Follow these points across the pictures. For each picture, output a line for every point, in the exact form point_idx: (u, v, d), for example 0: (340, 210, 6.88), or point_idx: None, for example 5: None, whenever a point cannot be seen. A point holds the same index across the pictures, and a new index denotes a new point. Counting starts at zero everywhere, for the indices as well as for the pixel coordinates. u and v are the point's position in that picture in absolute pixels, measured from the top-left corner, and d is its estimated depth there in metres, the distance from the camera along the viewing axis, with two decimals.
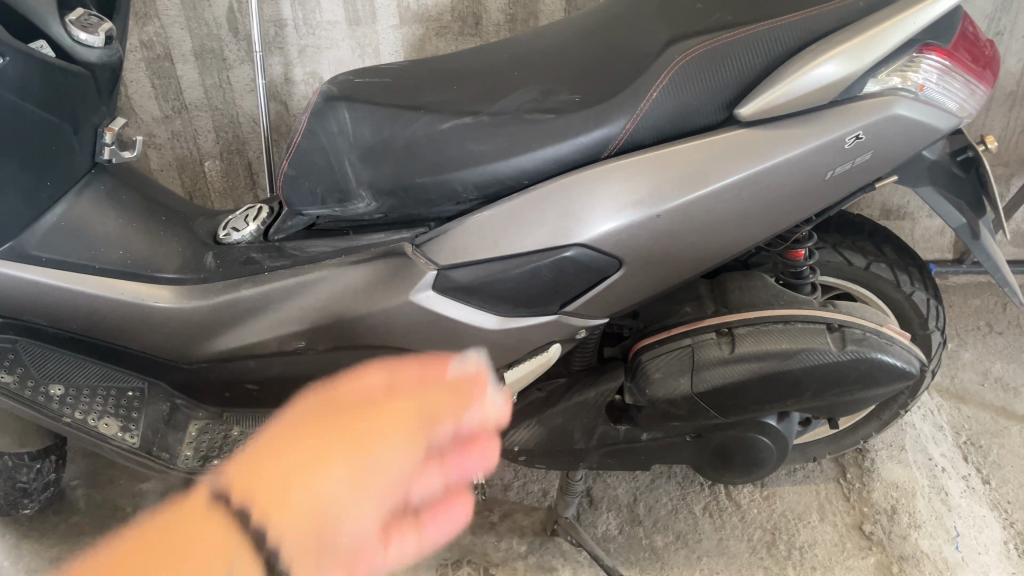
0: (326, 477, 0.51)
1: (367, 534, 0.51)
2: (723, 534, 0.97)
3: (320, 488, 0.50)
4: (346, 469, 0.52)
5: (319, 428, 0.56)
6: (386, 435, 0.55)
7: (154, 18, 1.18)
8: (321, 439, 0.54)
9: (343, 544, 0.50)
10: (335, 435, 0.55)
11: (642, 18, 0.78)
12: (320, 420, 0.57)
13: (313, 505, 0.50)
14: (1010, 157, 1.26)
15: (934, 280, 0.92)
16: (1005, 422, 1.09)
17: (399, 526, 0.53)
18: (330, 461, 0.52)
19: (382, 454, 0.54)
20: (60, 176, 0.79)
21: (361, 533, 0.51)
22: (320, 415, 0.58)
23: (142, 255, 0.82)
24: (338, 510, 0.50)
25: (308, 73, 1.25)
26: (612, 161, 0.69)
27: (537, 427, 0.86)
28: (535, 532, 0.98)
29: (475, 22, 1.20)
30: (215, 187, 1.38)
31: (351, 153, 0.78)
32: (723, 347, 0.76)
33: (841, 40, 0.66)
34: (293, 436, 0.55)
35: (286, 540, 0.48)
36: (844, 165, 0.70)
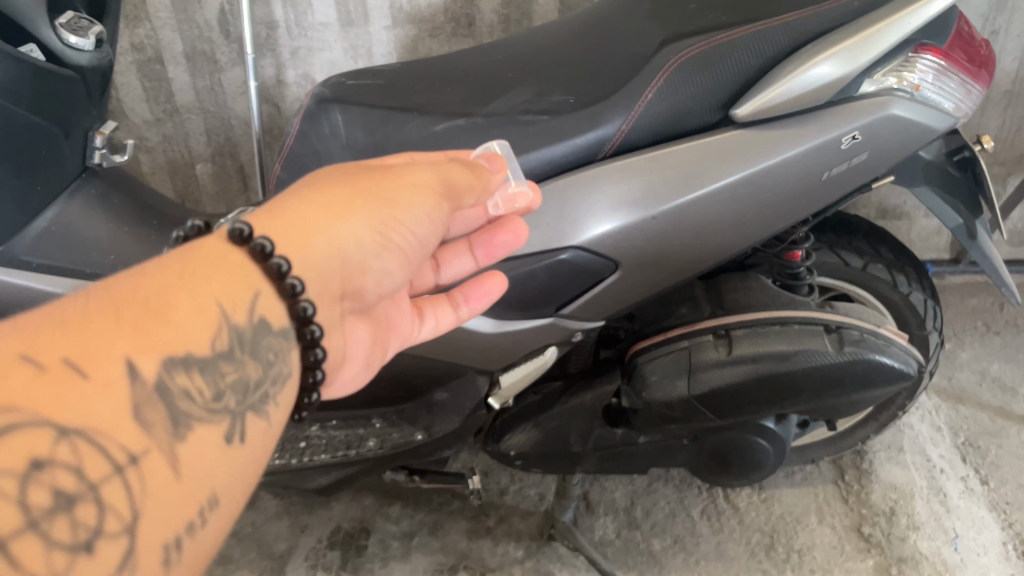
0: (345, 223, 0.48)
1: (357, 353, 0.56)
2: (721, 537, 0.96)
3: (346, 239, 0.48)
4: (377, 219, 0.49)
5: (349, 185, 0.50)
6: (411, 188, 0.51)
7: (144, 20, 1.17)
8: (350, 186, 0.50)
9: (369, 283, 0.51)
10: (360, 182, 0.50)
11: (636, 17, 0.77)
12: (351, 173, 0.51)
13: (337, 250, 0.47)
14: (1006, 156, 1.25)
15: (931, 280, 0.91)
16: (1004, 422, 1.09)
17: (374, 352, 0.58)
18: (358, 207, 0.49)
19: (409, 209, 0.51)
20: (51, 181, 0.77)
21: (352, 357, 0.55)
22: (341, 169, 0.52)
23: (133, 261, 0.81)
24: (362, 270, 0.50)
25: (301, 75, 1.24)
26: (607, 162, 0.69)
27: (533, 430, 0.86)
28: (532, 537, 0.98)
29: (468, 23, 1.19)
30: (208, 190, 1.37)
31: (343, 155, 0.77)
32: (720, 349, 0.75)
33: (836, 40, 0.65)
34: (316, 180, 0.50)
35: (316, 248, 0.46)
36: (840, 166, 0.69)
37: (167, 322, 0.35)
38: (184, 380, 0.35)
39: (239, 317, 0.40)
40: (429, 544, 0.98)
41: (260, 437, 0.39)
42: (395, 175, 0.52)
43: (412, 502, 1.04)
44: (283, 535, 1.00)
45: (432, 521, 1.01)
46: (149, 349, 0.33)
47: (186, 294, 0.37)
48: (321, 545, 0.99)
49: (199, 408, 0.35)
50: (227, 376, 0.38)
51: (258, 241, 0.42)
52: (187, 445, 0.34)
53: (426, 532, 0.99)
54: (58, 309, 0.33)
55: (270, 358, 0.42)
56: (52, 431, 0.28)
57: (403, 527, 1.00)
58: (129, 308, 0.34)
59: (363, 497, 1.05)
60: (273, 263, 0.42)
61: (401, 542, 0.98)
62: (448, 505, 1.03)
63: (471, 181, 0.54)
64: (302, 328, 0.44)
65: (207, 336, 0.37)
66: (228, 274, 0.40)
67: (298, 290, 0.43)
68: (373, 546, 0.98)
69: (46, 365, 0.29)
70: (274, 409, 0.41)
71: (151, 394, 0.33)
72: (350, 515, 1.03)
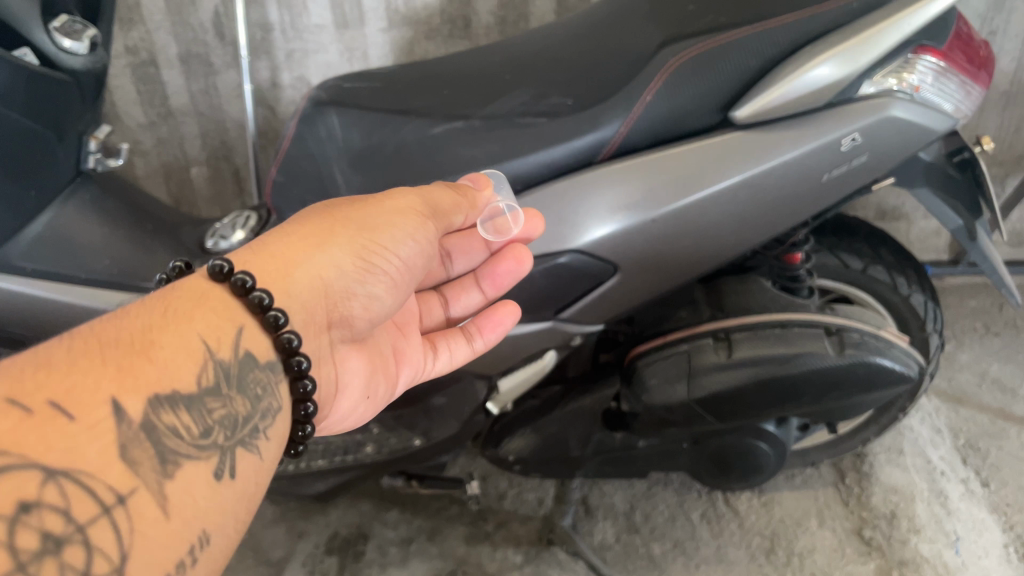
0: (325, 253, 0.50)
1: (356, 384, 0.57)
2: (722, 541, 0.96)
3: (328, 267, 0.50)
4: (357, 245, 0.52)
5: (328, 216, 0.53)
6: (392, 213, 0.54)
7: (138, 23, 1.16)
8: (329, 216, 0.53)
9: (357, 311, 0.53)
10: (341, 212, 0.53)
11: (635, 19, 0.77)
12: (330, 205, 0.54)
13: (319, 279, 0.50)
14: (1005, 157, 1.25)
15: (931, 282, 0.91)
16: (1004, 424, 1.08)
17: (376, 384, 0.60)
18: (338, 235, 0.51)
19: (391, 233, 0.54)
20: (44, 185, 0.76)
21: (351, 389, 0.57)
22: (320, 204, 0.55)
23: (129, 267, 0.80)
24: (348, 296, 0.52)
25: (296, 77, 1.24)
26: (605, 166, 0.68)
27: (532, 435, 0.86)
28: (531, 542, 0.97)
29: (465, 25, 1.18)
30: (203, 194, 1.37)
31: (339, 159, 0.76)
32: (721, 352, 0.75)
33: (837, 41, 0.65)
34: (296, 215, 0.53)
35: (296, 279, 0.48)
36: (840, 167, 0.69)
37: (149, 361, 0.37)
38: (170, 417, 0.36)
39: (222, 353, 0.41)
40: (428, 550, 0.97)
41: (250, 472, 0.41)
42: (376, 202, 0.55)
43: (410, 507, 1.03)
44: (280, 542, 1.00)
45: (430, 527, 1.00)
46: (133, 388, 0.35)
47: (167, 334, 0.39)
48: (319, 551, 0.98)
49: (187, 444, 0.37)
50: (213, 411, 0.39)
51: (239, 277, 0.44)
52: (175, 482, 0.35)
53: (424, 538, 0.99)
54: (42, 352, 0.34)
55: (256, 392, 0.43)
56: (39, 474, 0.29)
57: (401, 532, 1.00)
58: (112, 350, 0.36)
59: (360, 503, 1.04)
60: (254, 297, 0.44)
61: (399, 547, 0.98)
62: (447, 511, 1.02)
63: (450, 206, 0.58)
64: (289, 360, 0.46)
65: (190, 373, 0.38)
66: (210, 312, 0.42)
67: (281, 323, 0.45)
68: (370, 552, 0.97)
69: (32, 409, 0.31)
70: (265, 444, 0.43)
71: (136, 433, 0.34)
72: (348, 521, 1.02)
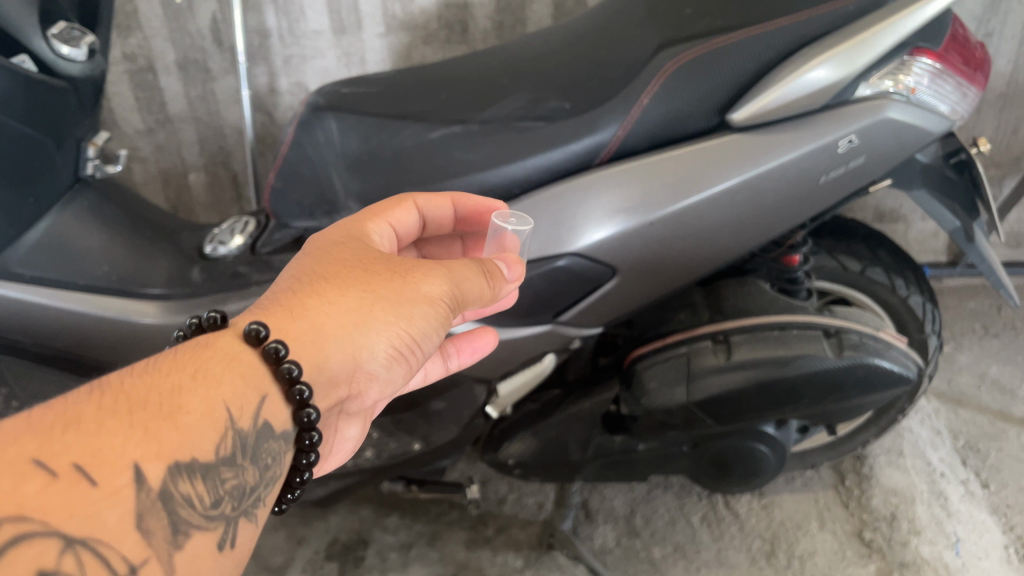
0: (357, 338, 0.49)
1: (344, 437, 0.60)
2: (723, 544, 0.95)
3: (357, 353, 0.49)
4: (390, 337, 0.50)
5: (367, 290, 0.50)
6: (432, 301, 0.52)
7: (136, 30, 1.16)
8: (368, 291, 0.50)
9: (372, 393, 0.53)
10: (378, 287, 0.51)
11: (632, 23, 0.77)
12: (369, 267, 0.52)
13: (344, 367, 0.48)
14: (1002, 158, 1.25)
15: (929, 283, 0.91)
16: (1004, 425, 1.08)
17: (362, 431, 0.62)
18: (375, 322, 0.49)
19: (421, 324, 0.51)
20: (45, 192, 0.76)
21: (339, 440, 0.59)
22: (362, 263, 0.52)
23: (129, 271, 0.80)
24: (366, 380, 0.51)
25: (294, 83, 1.24)
26: (603, 170, 0.68)
27: (531, 439, 0.86)
28: (531, 546, 0.97)
29: (462, 30, 1.19)
30: (201, 200, 1.37)
31: (338, 163, 0.77)
32: (719, 354, 0.75)
33: (832, 44, 0.65)
34: (336, 273, 0.50)
35: (325, 370, 0.47)
36: (837, 169, 0.69)
37: (177, 427, 0.36)
38: (187, 486, 0.36)
39: (245, 423, 0.41)
40: (428, 555, 0.97)
41: (247, 540, 0.41)
42: (418, 282, 0.52)
43: (409, 512, 1.03)
44: (280, 547, 0.99)
45: (430, 532, 1.00)
46: (157, 454, 0.34)
47: (196, 397, 0.38)
48: (318, 557, 0.98)
49: (197, 514, 0.37)
50: (225, 481, 0.39)
51: (273, 346, 0.43)
52: (183, 552, 0.36)
53: (424, 542, 0.98)
54: (69, 406, 0.34)
55: (266, 461, 0.43)
56: (58, 541, 0.29)
57: (401, 538, 1.00)
58: (141, 410, 0.35)
59: (360, 508, 1.04)
60: (283, 369, 0.43)
61: (399, 553, 0.97)
62: (446, 516, 1.02)
63: (491, 291, 0.55)
64: (302, 432, 0.46)
65: (212, 442, 0.38)
66: (237, 377, 0.42)
67: (306, 397, 0.44)
68: (370, 557, 0.97)
69: (57, 472, 0.31)
70: (263, 511, 0.43)
71: (154, 501, 0.34)
72: (347, 527, 1.02)
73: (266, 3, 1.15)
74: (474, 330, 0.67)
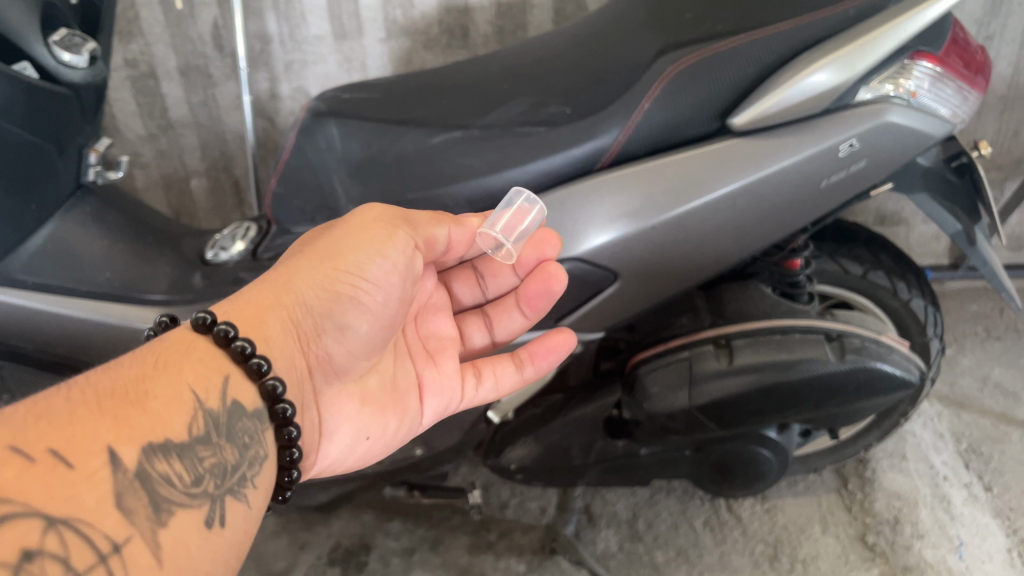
0: (292, 287, 0.52)
1: (347, 432, 0.58)
2: (725, 548, 0.95)
3: (297, 301, 0.51)
4: (323, 277, 0.53)
5: (295, 257, 0.54)
6: (357, 234, 0.55)
7: (138, 36, 1.17)
8: (292, 260, 0.54)
9: (335, 350, 0.54)
10: (307, 250, 0.55)
11: (633, 27, 0.77)
12: (299, 248, 0.57)
13: (290, 321, 0.50)
14: (1003, 161, 1.25)
15: (931, 287, 0.91)
16: (1006, 428, 1.08)
17: (384, 439, 0.61)
18: (303, 271, 0.53)
19: (356, 256, 0.54)
20: (49, 199, 0.76)
21: (342, 436, 0.57)
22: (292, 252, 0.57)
23: (129, 277, 0.80)
24: (319, 333, 0.52)
25: (295, 88, 1.24)
26: (601, 175, 0.68)
27: (534, 443, 0.86)
28: (533, 551, 0.97)
29: (463, 35, 1.19)
30: (203, 206, 1.37)
31: (340, 168, 0.77)
32: (722, 359, 0.75)
33: (833, 47, 0.65)
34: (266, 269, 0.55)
35: (271, 324, 0.49)
36: (838, 173, 0.69)
37: (144, 411, 0.38)
38: (164, 466, 0.37)
39: (212, 403, 0.42)
40: (430, 560, 0.97)
41: (240, 521, 0.41)
42: (337, 229, 0.56)
43: (412, 517, 1.03)
44: (283, 553, 0.99)
45: (433, 537, 1.00)
46: (128, 437, 0.36)
47: (160, 384, 0.40)
48: (321, 563, 0.98)
49: (180, 492, 0.37)
50: (204, 460, 0.40)
51: (239, 343, 0.45)
52: (169, 530, 0.36)
53: (426, 547, 0.98)
54: (41, 401, 0.35)
55: (244, 440, 0.43)
56: (40, 522, 0.30)
57: (403, 543, 0.99)
58: (108, 399, 0.37)
59: (362, 513, 1.04)
60: (252, 364, 0.45)
61: (402, 558, 0.97)
62: (449, 521, 1.02)
63: (427, 220, 0.59)
64: (274, 407, 0.46)
65: (182, 423, 0.39)
66: (197, 362, 0.43)
67: (265, 369, 0.45)
68: (372, 562, 0.97)
69: (33, 457, 0.32)
70: (255, 492, 0.43)
71: (132, 481, 0.35)
72: (350, 532, 1.02)
73: (267, 9, 1.16)
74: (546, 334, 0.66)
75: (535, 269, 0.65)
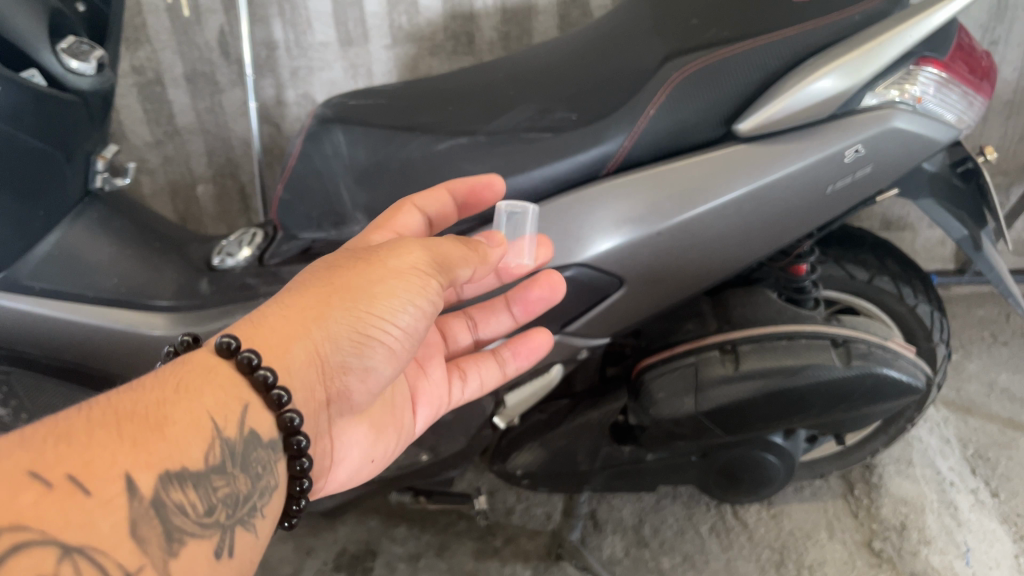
0: (320, 327, 0.49)
1: (354, 454, 0.59)
2: (732, 554, 0.95)
3: (324, 342, 0.49)
4: (355, 320, 0.50)
5: (326, 285, 0.51)
6: (392, 275, 0.52)
7: (145, 43, 1.17)
8: (326, 285, 0.51)
9: (354, 385, 0.53)
10: (341, 276, 0.52)
11: (638, 34, 0.78)
12: (331, 267, 0.53)
13: (315, 356, 0.49)
14: (1010, 166, 1.25)
15: (937, 292, 0.91)
16: (1013, 433, 1.08)
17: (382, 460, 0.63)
18: (335, 308, 0.50)
19: (389, 301, 0.51)
20: (54, 206, 0.76)
21: (351, 458, 0.58)
22: (326, 266, 0.54)
23: (138, 283, 0.80)
24: (343, 371, 0.51)
25: (301, 94, 1.24)
26: (609, 181, 0.68)
27: (540, 448, 0.86)
28: (539, 557, 0.97)
29: (468, 41, 1.19)
30: (209, 212, 1.37)
31: (347, 175, 0.77)
32: (727, 364, 0.75)
33: (839, 54, 0.65)
34: (298, 282, 0.52)
35: (295, 354, 0.48)
36: (843, 179, 0.69)
37: (162, 437, 0.38)
38: (179, 494, 0.37)
39: (230, 431, 0.42)
40: (436, 566, 0.97)
41: (247, 551, 0.41)
42: (372, 262, 0.53)
43: (417, 523, 1.03)
44: (289, 558, 0.99)
45: (439, 542, 1.00)
46: (146, 464, 0.36)
47: (178, 410, 0.40)
48: (326, 569, 0.98)
49: (192, 522, 0.37)
50: (217, 489, 0.40)
51: (262, 373, 0.45)
52: (180, 560, 0.36)
53: (432, 553, 0.98)
54: (59, 423, 0.36)
55: (258, 470, 0.44)
56: (56, 550, 0.30)
57: (409, 548, 0.99)
58: (128, 423, 0.37)
59: (368, 519, 1.04)
60: (273, 395, 0.45)
61: (408, 564, 0.97)
62: (455, 526, 1.02)
63: (459, 259, 0.55)
64: (289, 438, 0.46)
65: (199, 451, 0.39)
66: (217, 387, 0.43)
67: (285, 401, 0.45)
68: (378, 568, 0.97)
69: (51, 483, 0.32)
70: (262, 522, 0.43)
71: (147, 509, 0.35)
72: (356, 537, 1.02)
73: (273, 16, 1.16)
74: (527, 333, 0.69)
75: (539, 275, 0.68)
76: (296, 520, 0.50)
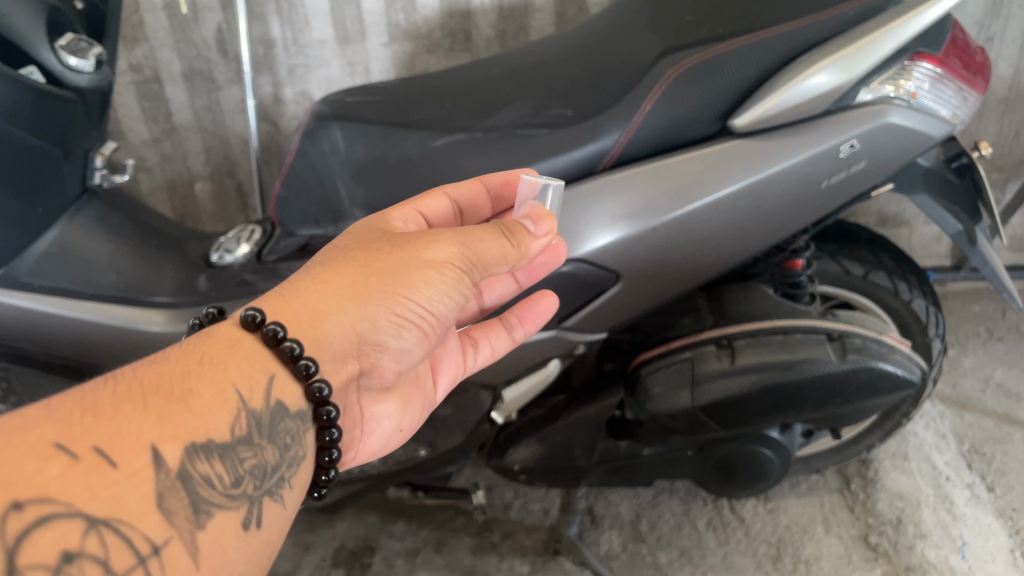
0: (358, 309, 0.49)
1: (386, 425, 0.60)
2: (728, 549, 0.96)
3: (360, 322, 0.49)
4: (391, 304, 0.49)
5: (364, 267, 0.50)
6: (427, 266, 0.51)
7: (142, 41, 1.18)
8: (364, 266, 0.50)
9: (387, 363, 0.53)
10: (381, 259, 0.51)
11: (634, 30, 0.78)
12: (370, 248, 0.52)
13: (349, 332, 0.48)
14: (1005, 162, 1.26)
15: (932, 287, 0.91)
16: (1009, 428, 1.08)
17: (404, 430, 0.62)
18: (372, 291, 0.49)
19: (424, 289, 0.50)
20: (53, 203, 0.76)
21: (382, 429, 0.59)
22: (368, 245, 0.53)
23: (136, 280, 0.80)
24: (377, 350, 0.51)
25: (298, 92, 1.25)
26: (638, 170, 0.68)
27: (537, 444, 0.87)
28: (537, 552, 0.97)
29: (465, 39, 1.19)
30: (206, 210, 1.37)
31: (344, 171, 0.77)
32: (723, 359, 0.75)
33: (833, 49, 0.65)
34: (339, 257, 0.52)
35: (327, 329, 0.47)
36: (838, 175, 0.69)
37: (189, 409, 0.38)
38: (206, 466, 0.37)
39: (256, 402, 0.42)
40: (433, 561, 0.97)
41: (275, 522, 0.42)
42: (409, 251, 0.51)
43: (415, 519, 1.03)
44: (287, 555, 1.00)
45: (437, 538, 1.00)
46: (173, 435, 0.36)
47: (203, 382, 0.40)
48: (324, 565, 0.98)
49: (219, 494, 0.38)
50: (245, 461, 0.40)
51: (288, 344, 0.44)
52: (207, 532, 0.36)
53: (430, 549, 0.99)
54: (85, 395, 0.36)
55: (286, 441, 0.44)
56: (82, 522, 0.31)
57: (406, 544, 1.00)
58: (154, 395, 0.37)
59: (366, 515, 1.04)
60: (300, 365, 0.45)
61: (405, 560, 0.98)
62: (452, 522, 1.02)
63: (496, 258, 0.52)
64: (318, 408, 0.46)
65: (226, 422, 0.39)
66: (242, 360, 0.43)
67: (312, 371, 0.45)
68: (376, 564, 0.98)
69: (78, 455, 0.33)
70: (291, 493, 0.44)
71: (173, 481, 0.35)
72: (354, 533, 1.02)
73: (271, 14, 1.17)
74: (534, 297, 0.67)
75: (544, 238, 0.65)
76: (325, 491, 0.51)
